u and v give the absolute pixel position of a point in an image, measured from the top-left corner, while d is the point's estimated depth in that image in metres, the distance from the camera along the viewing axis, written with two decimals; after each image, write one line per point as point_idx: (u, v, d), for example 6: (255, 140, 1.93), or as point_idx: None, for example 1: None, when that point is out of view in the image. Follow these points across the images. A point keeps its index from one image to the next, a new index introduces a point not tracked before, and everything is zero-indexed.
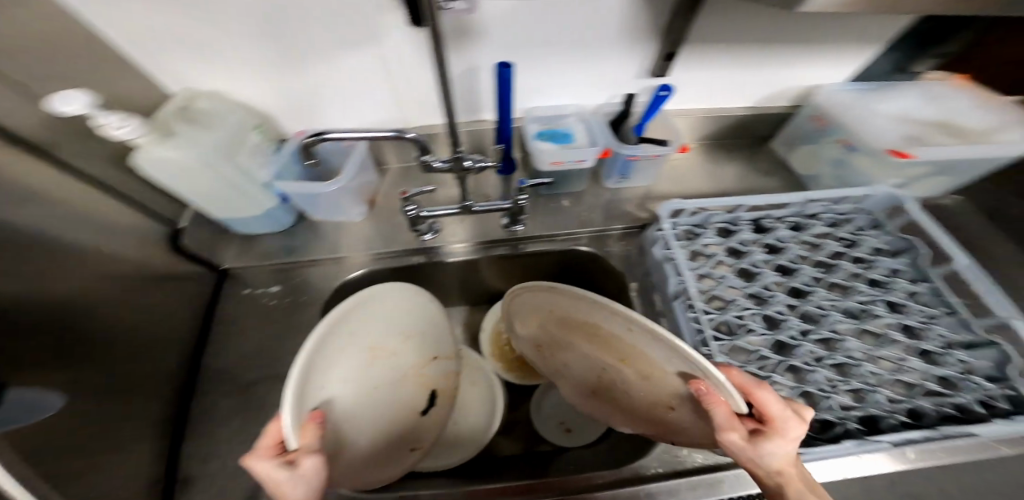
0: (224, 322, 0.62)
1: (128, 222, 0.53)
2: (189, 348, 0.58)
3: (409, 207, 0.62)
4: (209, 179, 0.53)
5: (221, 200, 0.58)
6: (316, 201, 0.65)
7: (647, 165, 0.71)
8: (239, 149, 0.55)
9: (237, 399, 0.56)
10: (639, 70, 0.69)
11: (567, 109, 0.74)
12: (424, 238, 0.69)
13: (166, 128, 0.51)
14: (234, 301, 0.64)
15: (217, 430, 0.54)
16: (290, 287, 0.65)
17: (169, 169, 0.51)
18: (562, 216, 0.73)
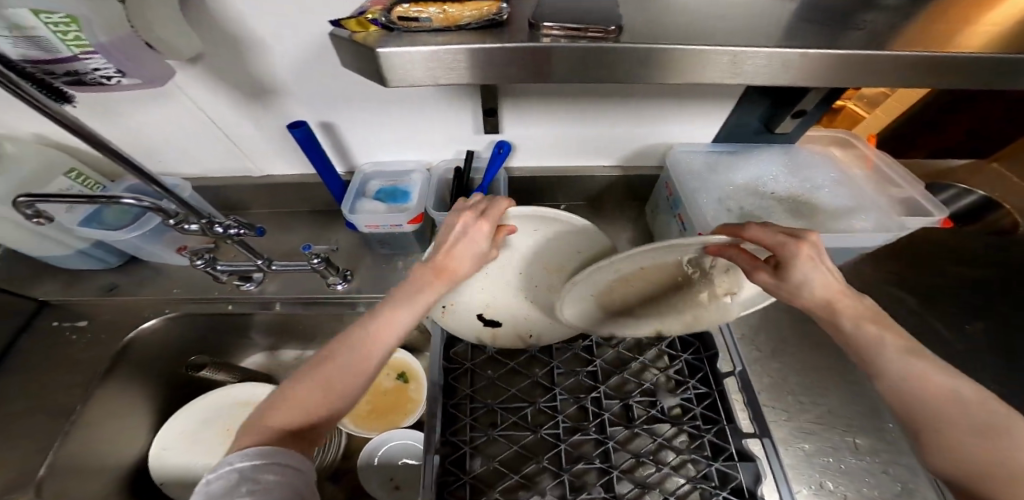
0: (17, 356, 0.62)
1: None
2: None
3: (196, 262, 0.60)
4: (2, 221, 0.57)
5: (27, 241, 0.61)
6: (130, 249, 0.65)
7: None
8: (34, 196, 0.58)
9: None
10: (473, 126, 0.67)
11: (411, 164, 0.73)
12: (246, 286, 0.69)
13: None
14: (38, 333, 0.64)
15: None
16: (101, 324, 0.65)
17: None
18: (394, 276, 0.72)
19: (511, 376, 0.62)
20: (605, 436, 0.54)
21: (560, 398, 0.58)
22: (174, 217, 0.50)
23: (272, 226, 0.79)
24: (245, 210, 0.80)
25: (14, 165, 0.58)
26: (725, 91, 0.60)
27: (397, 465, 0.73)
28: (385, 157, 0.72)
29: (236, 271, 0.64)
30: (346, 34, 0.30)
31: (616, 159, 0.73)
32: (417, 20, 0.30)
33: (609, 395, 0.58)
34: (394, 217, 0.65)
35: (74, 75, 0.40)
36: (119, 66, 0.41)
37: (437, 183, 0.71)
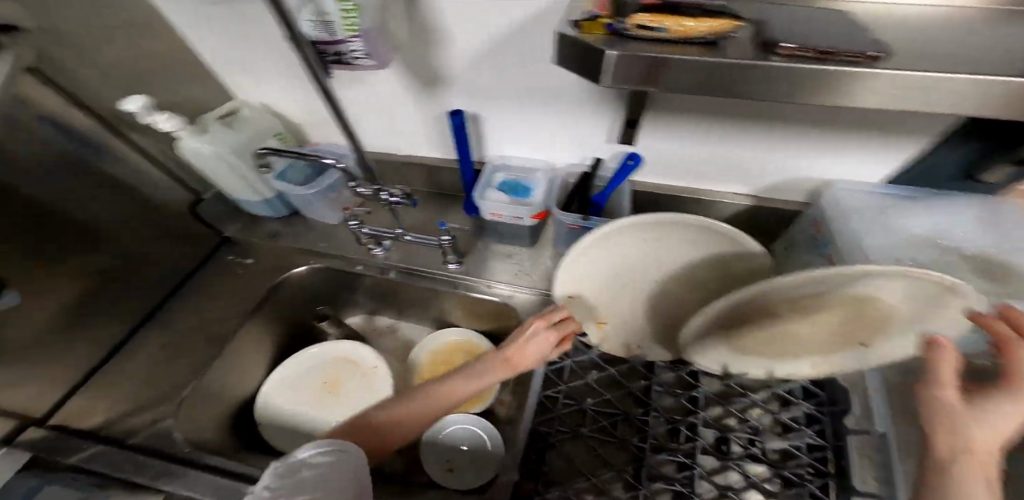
0: (201, 278, 0.77)
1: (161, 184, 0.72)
2: (166, 289, 0.74)
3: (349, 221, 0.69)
4: (224, 166, 0.71)
5: (235, 186, 0.76)
6: (301, 202, 0.79)
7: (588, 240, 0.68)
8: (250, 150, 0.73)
9: (175, 342, 0.69)
10: (609, 133, 0.66)
11: (537, 164, 0.75)
12: (373, 250, 0.76)
13: (204, 126, 0.70)
14: (218, 263, 0.79)
15: (147, 362, 0.67)
16: (260, 264, 0.79)
17: (198, 156, 0.70)
18: (505, 266, 0.76)
19: (608, 383, 0.62)
20: (693, 461, 0.51)
21: (652, 415, 0.57)
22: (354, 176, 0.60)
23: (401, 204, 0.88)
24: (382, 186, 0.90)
25: (242, 125, 0.73)
26: (908, 123, 0.54)
27: (457, 447, 0.74)
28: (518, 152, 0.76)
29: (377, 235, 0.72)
30: (571, 32, 0.33)
31: (751, 186, 0.71)
32: (653, 29, 0.32)
33: (707, 424, 0.54)
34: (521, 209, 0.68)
35: (339, 55, 0.52)
36: (368, 49, 0.51)
37: (560, 185, 0.73)
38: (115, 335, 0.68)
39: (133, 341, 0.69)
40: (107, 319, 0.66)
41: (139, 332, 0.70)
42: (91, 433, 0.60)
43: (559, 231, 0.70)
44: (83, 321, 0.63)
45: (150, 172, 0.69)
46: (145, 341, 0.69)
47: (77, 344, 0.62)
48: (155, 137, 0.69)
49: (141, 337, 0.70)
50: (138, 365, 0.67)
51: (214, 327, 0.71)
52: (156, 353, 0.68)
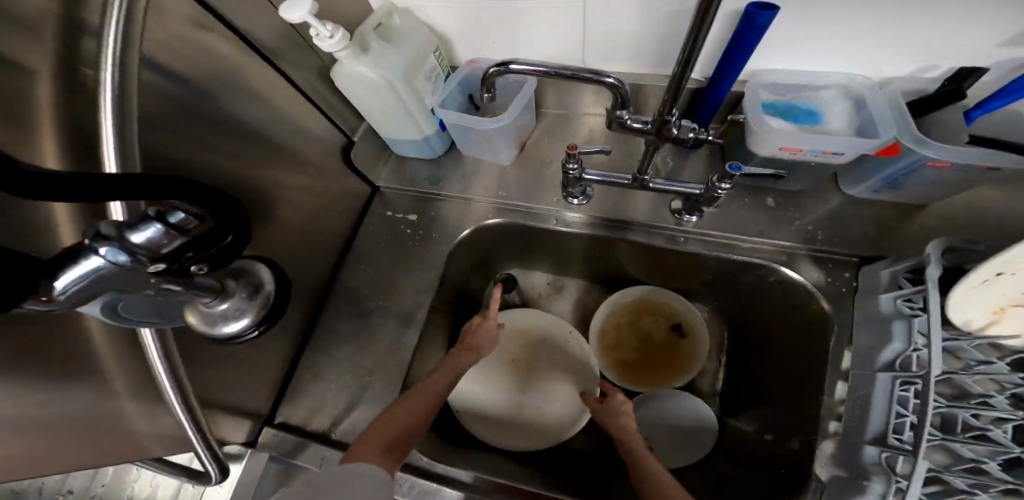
0: (364, 241, 0.64)
1: (309, 128, 0.55)
2: (336, 254, 0.63)
3: (571, 166, 0.53)
4: (390, 101, 0.51)
5: (397, 128, 0.56)
6: (476, 139, 0.61)
7: (941, 177, 0.49)
8: (419, 72, 0.51)
9: (361, 320, 0.61)
10: (1011, 34, 0.42)
11: (832, 78, 0.53)
12: (573, 201, 0.62)
13: (361, 41, 0.47)
14: (376, 221, 0.66)
15: (339, 345, 0.60)
16: (428, 221, 0.65)
17: (358, 85, 0.49)
18: (757, 215, 0.58)
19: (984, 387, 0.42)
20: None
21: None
22: (628, 110, 0.42)
23: (585, 134, 0.68)
24: (552, 110, 0.69)
25: (404, 41, 0.51)
26: None
27: (661, 422, 0.68)
28: (785, 63, 0.53)
29: (604, 181, 0.57)
30: None
31: None
32: None
33: None
34: (852, 144, 0.47)
35: None
36: None
37: (886, 105, 0.50)
38: (303, 311, 0.60)
39: (314, 318, 0.61)
40: (292, 299, 0.57)
41: (318, 307, 0.62)
42: (308, 426, 0.56)
43: (894, 166, 0.50)
44: None
45: (298, 111, 0.51)
46: (329, 320, 0.61)
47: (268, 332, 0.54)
48: (299, 70, 0.50)
49: (323, 314, 0.62)
50: (333, 345, 0.60)
51: (400, 302, 0.61)
52: (348, 332, 0.60)
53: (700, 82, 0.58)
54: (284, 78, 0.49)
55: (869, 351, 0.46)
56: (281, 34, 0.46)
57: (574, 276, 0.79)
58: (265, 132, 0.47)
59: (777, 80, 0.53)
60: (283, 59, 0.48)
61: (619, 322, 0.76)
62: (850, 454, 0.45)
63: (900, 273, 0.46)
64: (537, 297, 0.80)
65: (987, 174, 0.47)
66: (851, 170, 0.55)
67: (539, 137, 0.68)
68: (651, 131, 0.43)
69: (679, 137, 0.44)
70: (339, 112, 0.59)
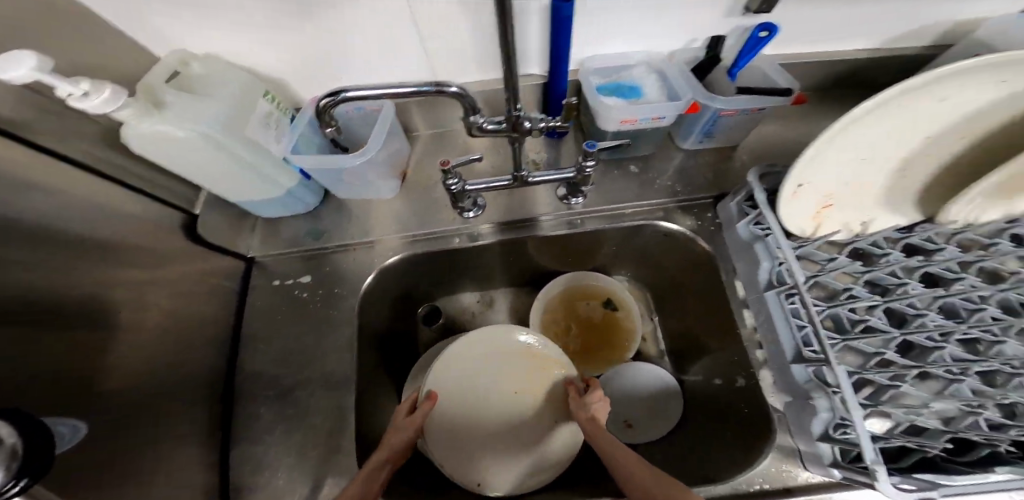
0: (254, 319, 0.58)
1: (139, 215, 0.48)
2: (226, 343, 0.56)
3: (451, 181, 0.52)
4: (215, 156, 0.46)
5: (235, 182, 0.51)
6: (343, 178, 0.58)
7: (737, 122, 0.57)
8: (247, 119, 0.48)
9: (282, 403, 0.53)
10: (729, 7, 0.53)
11: (635, 57, 0.61)
12: (468, 214, 0.63)
13: (152, 96, 0.43)
14: (264, 294, 0.60)
15: (262, 441, 0.52)
16: (323, 277, 0.61)
17: (164, 145, 0.44)
18: (628, 183, 0.63)
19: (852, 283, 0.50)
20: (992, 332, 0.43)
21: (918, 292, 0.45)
22: (478, 114, 0.43)
23: (460, 148, 0.69)
24: (416, 134, 0.69)
25: (216, 91, 0.47)
26: None
27: (631, 401, 0.70)
28: (608, 46, 0.60)
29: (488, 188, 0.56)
30: None
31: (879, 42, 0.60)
32: None
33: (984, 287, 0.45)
34: (664, 107, 0.54)
35: None
36: None
37: (679, 73, 0.59)
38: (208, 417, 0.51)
39: (226, 420, 0.53)
40: (184, 411, 0.48)
41: (226, 408, 0.53)
42: None
43: (703, 121, 0.57)
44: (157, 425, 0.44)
45: (114, 199, 0.45)
46: (242, 416, 0.53)
47: (168, 456, 0.45)
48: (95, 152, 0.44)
49: (234, 412, 0.53)
50: (255, 445, 0.52)
51: (319, 370, 0.55)
52: (267, 423, 0.52)
53: (542, 76, 0.62)
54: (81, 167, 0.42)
55: (750, 273, 0.53)
56: (57, 117, 0.41)
57: (497, 286, 0.79)
58: (79, 227, 0.40)
59: (602, 65, 0.61)
60: (66, 144, 0.41)
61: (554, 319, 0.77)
62: (786, 377, 0.49)
63: (743, 203, 0.54)
64: (471, 319, 0.78)
65: (762, 114, 0.55)
66: (678, 129, 0.62)
67: (418, 161, 0.68)
68: (506, 129, 0.44)
69: (533, 129, 0.46)
70: (166, 186, 0.53)
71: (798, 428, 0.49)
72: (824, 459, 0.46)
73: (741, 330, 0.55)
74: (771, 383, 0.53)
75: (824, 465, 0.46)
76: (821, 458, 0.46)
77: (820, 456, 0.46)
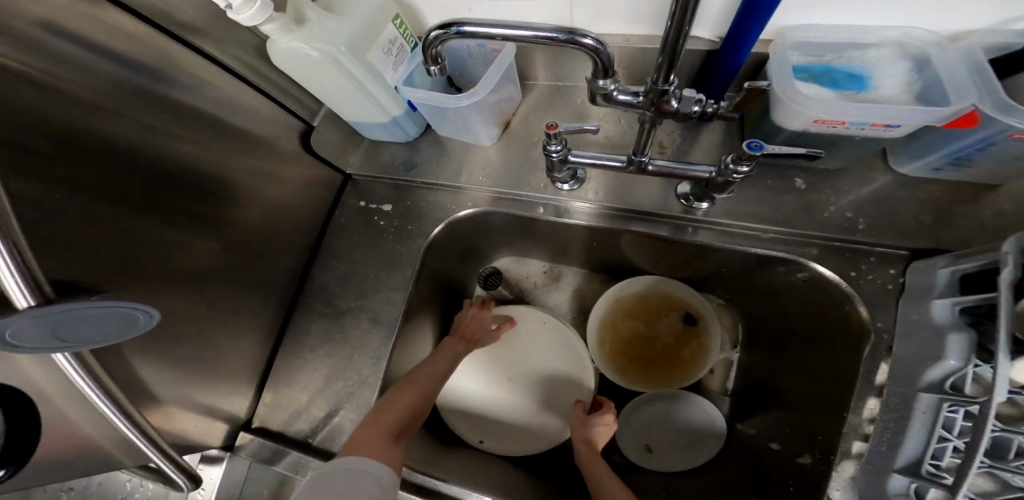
0: (337, 233, 0.61)
1: (267, 115, 0.52)
2: (310, 247, 0.60)
3: (553, 147, 0.45)
4: (340, 78, 0.47)
5: (356, 106, 0.52)
6: (450, 117, 0.54)
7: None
8: (374, 46, 0.46)
9: (334, 321, 0.57)
10: None
11: (880, 32, 0.42)
12: (563, 186, 0.55)
13: (298, 12, 0.44)
14: (351, 211, 0.62)
15: (312, 347, 0.57)
16: (404, 210, 0.60)
17: (300, 63, 0.45)
18: (783, 202, 0.48)
19: None
20: None
21: None
22: (613, 79, 0.34)
23: (579, 107, 0.59)
24: (535, 84, 0.62)
25: (351, 7, 0.45)
26: None
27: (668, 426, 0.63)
28: (825, 19, 0.42)
29: (596, 164, 0.48)
30: None
31: None
32: None
33: None
34: (911, 112, 0.37)
35: None
36: None
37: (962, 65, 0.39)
38: (278, 305, 0.57)
39: (289, 315, 0.58)
40: (260, 299, 0.54)
41: (291, 307, 0.59)
42: (281, 432, 0.53)
43: (967, 140, 0.39)
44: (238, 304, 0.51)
45: (247, 98, 0.49)
46: (300, 319, 0.58)
47: (238, 328, 0.51)
48: (228, 49, 0.46)
49: (296, 313, 0.58)
50: (308, 345, 0.57)
51: (373, 303, 0.57)
52: (319, 329, 0.57)
53: (712, 42, 0.48)
54: (224, 69, 0.46)
55: (916, 364, 0.37)
56: (208, 11, 0.43)
57: (577, 266, 0.73)
58: (209, 124, 0.45)
59: (812, 37, 0.43)
60: (207, 40, 0.44)
61: (623, 313, 0.69)
62: (875, 481, 0.38)
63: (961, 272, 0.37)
64: (535, 288, 0.74)
65: None
66: (905, 143, 0.45)
67: (527, 113, 0.61)
68: (643, 105, 0.35)
69: (678, 111, 0.36)
70: (292, 94, 0.55)
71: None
72: None
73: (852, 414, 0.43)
74: (850, 481, 0.42)
75: None
76: None
77: None
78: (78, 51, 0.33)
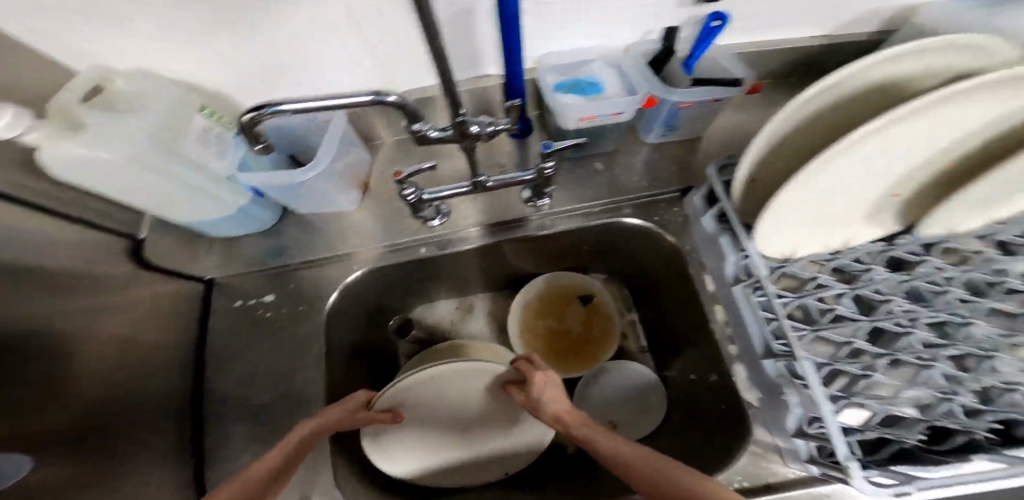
0: (219, 343, 0.58)
1: (90, 245, 0.48)
2: (190, 366, 0.55)
3: (407, 192, 0.51)
4: (154, 178, 0.46)
5: (183, 202, 0.51)
6: (299, 190, 0.56)
7: (698, 114, 0.56)
8: (184, 136, 0.46)
9: (249, 433, 0.52)
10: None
11: (594, 52, 0.60)
12: (432, 223, 0.62)
13: (67, 117, 0.40)
14: (226, 314, 0.60)
15: (229, 475, 0.50)
16: (288, 295, 0.60)
17: (89, 169, 0.43)
18: (595, 182, 0.62)
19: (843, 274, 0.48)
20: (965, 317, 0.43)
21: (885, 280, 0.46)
22: (422, 122, 0.41)
23: (419, 154, 0.67)
24: (376, 145, 0.68)
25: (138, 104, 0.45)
26: None
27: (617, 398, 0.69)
28: (563, 45, 0.59)
29: (448, 195, 0.55)
30: None
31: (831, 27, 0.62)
32: None
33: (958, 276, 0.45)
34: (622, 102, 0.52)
35: None
36: None
37: (636, 68, 0.58)
38: (171, 445, 0.50)
39: (195, 452, 0.51)
40: (146, 446, 0.47)
41: (192, 443, 0.52)
42: None
43: (662, 115, 0.56)
44: (122, 459, 0.44)
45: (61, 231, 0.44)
46: (204, 450, 0.51)
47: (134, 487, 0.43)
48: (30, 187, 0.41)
49: (200, 445, 0.52)
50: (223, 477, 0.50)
51: (284, 396, 0.54)
52: (232, 452, 0.52)
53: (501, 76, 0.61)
54: (33, 208, 0.41)
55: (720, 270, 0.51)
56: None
57: (473, 289, 0.79)
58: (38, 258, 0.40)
59: (557, 62, 0.59)
60: None
61: (535, 315, 0.77)
62: (763, 375, 0.48)
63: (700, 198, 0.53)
64: (443, 324, 0.77)
65: (717, 105, 0.54)
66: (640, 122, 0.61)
67: (378, 173, 0.67)
68: (452, 136, 0.43)
69: (482, 133, 0.44)
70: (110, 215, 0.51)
71: (775, 425, 0.48)
72: (800, 453, 0.46)
73: (714, 326, 0.54)
74: (748, 382, 0.52)
75: (800, 459, 0.46)
76: (797, 453, 0.46)
77: (797, 452, 0.46)
78: None
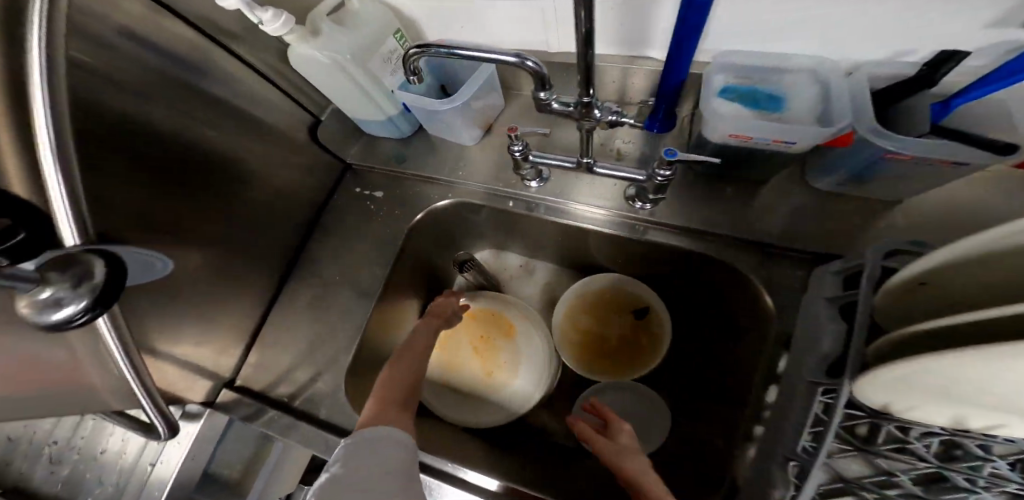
0: (330, 214, 0.70)
1: (289, 112, 0.63)
2: (308, 223, 0.69)
3: (514, 147, 0.52)
4: (343, 78, 0.56)
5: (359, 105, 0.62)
6: (432, 117, 0.62)
7: (909, 171, 0.43)
8: (373, 53, 0.55)
9: (321, 291, 0.65)
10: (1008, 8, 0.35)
11: (804, 58, 0.46)
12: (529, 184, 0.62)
13: (314, 26, 0.53)
14: (346, 195, 0.70)
15: (299, 313, 0.64)
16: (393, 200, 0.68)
17: (310, 64, 0.55)
18: (717, 205, 0.54)
19: None
20: None
21: None
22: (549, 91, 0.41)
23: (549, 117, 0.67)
24: (515, 95, 0.70)
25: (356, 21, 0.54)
26: None
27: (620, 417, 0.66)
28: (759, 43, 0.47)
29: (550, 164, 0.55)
30: None
31: None
32: None
33: None
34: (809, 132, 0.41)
35: None
36: None
37: (851, 94, 0.43)
38: (274, 271, 0.65)
39: (282, 285, 0.67)
40: (263, 265, 0.63)
41: (285, 277, 0.67)
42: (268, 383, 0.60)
43: (853, 159, 0.44)
44: (249, 266, 0.61)
45: (266, 94, 0.58)
46: (291, 288, 0.66)
47: (244, 284, 0.60)
48: (254, 52, 0.55)
49: (288, 283, 0.67)
50: (294, 313, 0.64)
51: (354, 275, 0.64)
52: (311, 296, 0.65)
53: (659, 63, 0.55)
54: (248, 68, 0.55)
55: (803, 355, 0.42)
56: (237, 19, 0.52)
57: (545, 260, 0.78)
58: (234, 108, 0.54)
59: (739, 62, 0.47)
60: (234, 41, 0.52)
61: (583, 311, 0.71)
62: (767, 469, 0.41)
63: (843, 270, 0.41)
64: (507, 279, 0.80)
65: (953, 170, 0.40)
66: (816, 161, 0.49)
67: (505, 119, 0.68)
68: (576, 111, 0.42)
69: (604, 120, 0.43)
70: (304, 92, 0.64)
71: None
72: None
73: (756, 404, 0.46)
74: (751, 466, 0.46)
75: None
76: None
77: None
78: (144, 49, 0.42)
